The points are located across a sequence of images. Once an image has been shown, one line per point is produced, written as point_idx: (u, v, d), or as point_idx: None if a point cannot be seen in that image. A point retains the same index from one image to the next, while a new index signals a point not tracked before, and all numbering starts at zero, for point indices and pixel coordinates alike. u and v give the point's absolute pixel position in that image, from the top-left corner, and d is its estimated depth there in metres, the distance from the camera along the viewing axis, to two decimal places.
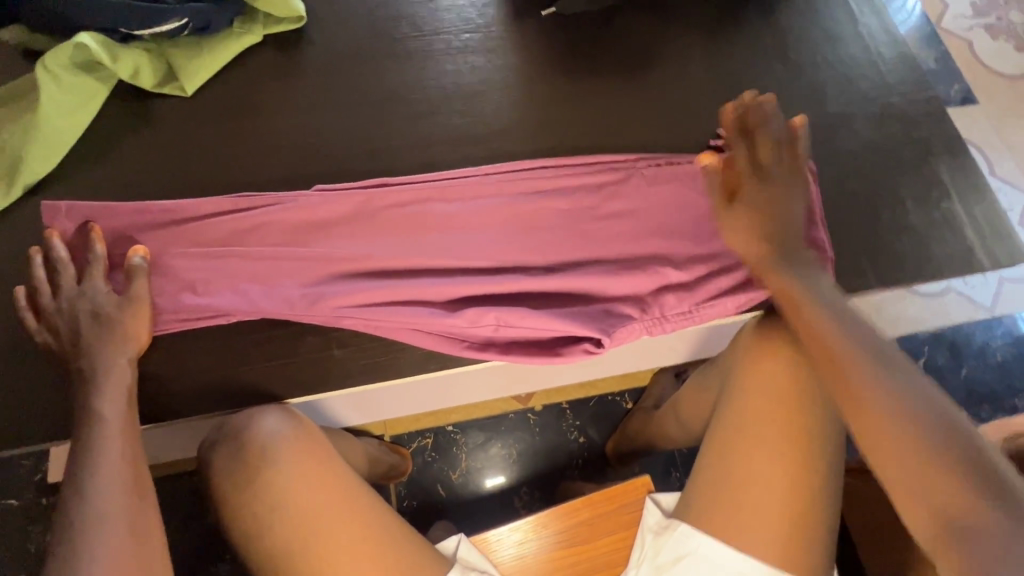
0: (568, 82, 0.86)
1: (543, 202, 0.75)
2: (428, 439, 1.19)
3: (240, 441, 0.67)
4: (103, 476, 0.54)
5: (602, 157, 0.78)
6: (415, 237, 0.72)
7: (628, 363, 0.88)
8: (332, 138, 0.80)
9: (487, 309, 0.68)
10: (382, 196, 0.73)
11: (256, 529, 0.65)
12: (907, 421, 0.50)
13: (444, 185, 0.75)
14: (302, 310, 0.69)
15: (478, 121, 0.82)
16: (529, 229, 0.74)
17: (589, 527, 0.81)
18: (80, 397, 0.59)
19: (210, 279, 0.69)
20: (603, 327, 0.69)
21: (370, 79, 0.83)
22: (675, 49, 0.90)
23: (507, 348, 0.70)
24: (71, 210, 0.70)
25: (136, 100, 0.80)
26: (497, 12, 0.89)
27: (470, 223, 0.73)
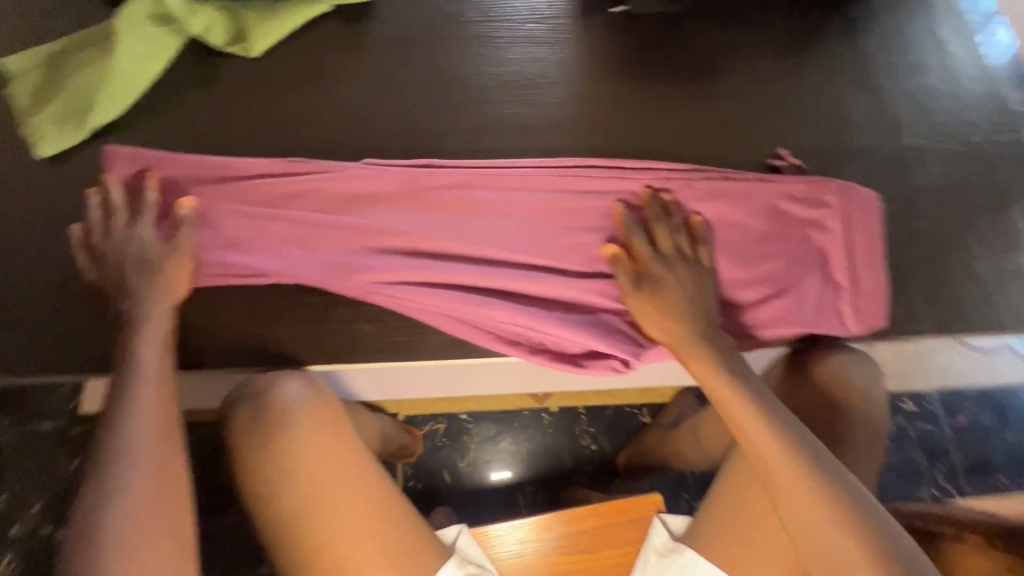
0: (629, 84, 0.84)
1: (589, 203, 0.72)
2: (440, 424, 1.19)
3: (262, 402, 0.68)
4: (137, 414, 0.56)
5: (657, 164, 0.75)
6: (456, 221, 0.72)
7: (653, 377, 0.87)
8: (386, 114, 0.80)
9: (518, 310, 0.68)
10: (428, 177, 0.73)
11: (266, 491, 0.66)
12: (844, 533, 0.52)
13: (491, 174, 0.73)
14: (337, 282, 0.69)
15: (534, 114, 0.81)
16: (572, 228, 0.72)
17: (592, 537, 0.80)
18: (121, 338, 0.61)
19: (253, 239, 0.70)
20: (634, 348, 0.69)
21: (430, 60, 0.83)
22: (746, 62, 0.86)
23: (534, 350, 0.70)
24: (130, 157, 0.72)
25: (203, 57, 0.82)
26: (565, 5, 0.87)
27: (512, 215, 0.72)
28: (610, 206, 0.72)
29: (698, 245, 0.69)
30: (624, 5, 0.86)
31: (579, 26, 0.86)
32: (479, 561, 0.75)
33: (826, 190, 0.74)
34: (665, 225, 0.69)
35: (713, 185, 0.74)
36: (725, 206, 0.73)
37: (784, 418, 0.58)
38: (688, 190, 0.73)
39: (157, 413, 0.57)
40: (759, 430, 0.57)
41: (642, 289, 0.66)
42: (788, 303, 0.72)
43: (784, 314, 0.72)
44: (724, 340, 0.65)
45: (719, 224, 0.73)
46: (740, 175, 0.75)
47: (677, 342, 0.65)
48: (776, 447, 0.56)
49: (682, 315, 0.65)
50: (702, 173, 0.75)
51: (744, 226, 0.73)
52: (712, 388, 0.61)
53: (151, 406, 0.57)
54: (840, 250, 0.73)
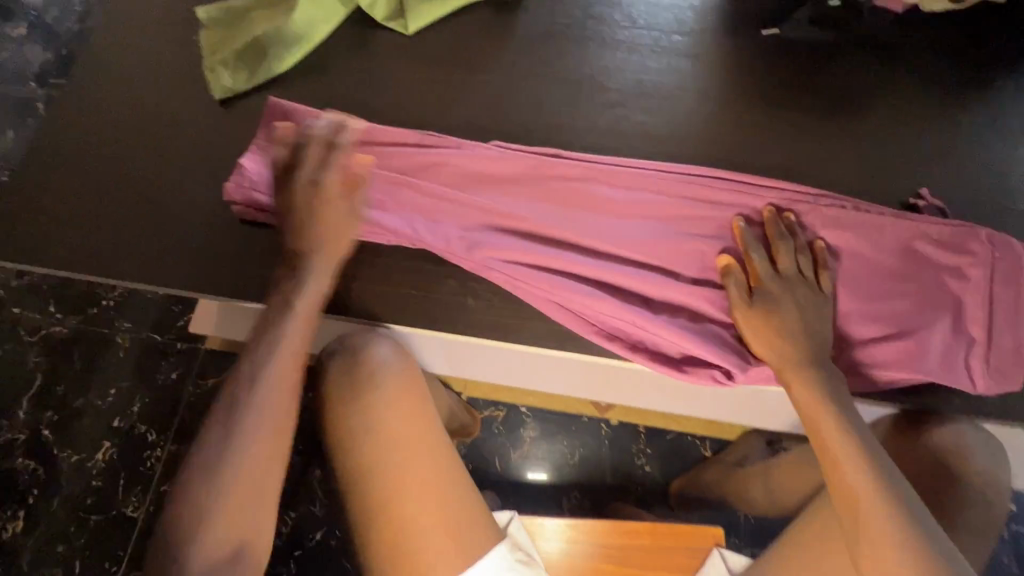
0: (768, 108, 0.81)
1: (712, 213, 0.72)
2: (500, 412, 1.20)
3: (353, 358, 0.72)
4: (266, 383, 0.61)
5: (782, 183, 0.73)
6: (574, 213, 0.73)
7: (737, 407, 0.84)
8: (521, 105, 0.83)
9: (627, 305, 0.69)
10: (553, 166, 0.75)
11: (344, 440, 0.70)
12: None
13: (617, 172, 0.74)
14: (457, 252, 0.73)
15: (665, 125, 0.81)
16: (689, 236, 0.71)
17: (645, 554, 0.79)
18: (293, 266, 0.67)
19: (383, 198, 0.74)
20: (740, 361, 0.67)
21: (571, 58, 0.85)
22: (900, 102, 0.81)
23: (636, 347, 0.70)
24: (286, 110, 0.80)
25: (363, 28, 0.88)
26: (714, 21, 0.86)
27: (630, 214, 0.73)
28: (730, 220, 0.71)
29: (820, 270, 0.67)
30: (777, 28, 0.84)
31: (725, 44, 0.85)
32: (528, 550, 0.75)
33: (973, 237, 0.69)
34: (789, 244, 0.67)
35: (841, 213, 0.71)
36: (854, 239, 0.70)
37: (889, 469, 0.58)
38: (816, 216, 0.71)
39: (282, 388, 0.62)
40: (860, 470, 0.57)
41: (754, 304, 0.65)
42: (910, 347, 0.67)
43: (902, 359, 0.68)
44: (832, 369, 0.64)
45: (843, 257, 0.70)
46: (869, 208, 0.71)
47: (786, 366, 0.63)
48: (866, 482, 0.57)
49: (792, 337, 0.64)
50: (830, 201, 0.72)
51: (873, 263, 0.70)
52: (816, 417, 0.61)
53: (280, 380, 0.62)
54: (976, 301, 0.68)
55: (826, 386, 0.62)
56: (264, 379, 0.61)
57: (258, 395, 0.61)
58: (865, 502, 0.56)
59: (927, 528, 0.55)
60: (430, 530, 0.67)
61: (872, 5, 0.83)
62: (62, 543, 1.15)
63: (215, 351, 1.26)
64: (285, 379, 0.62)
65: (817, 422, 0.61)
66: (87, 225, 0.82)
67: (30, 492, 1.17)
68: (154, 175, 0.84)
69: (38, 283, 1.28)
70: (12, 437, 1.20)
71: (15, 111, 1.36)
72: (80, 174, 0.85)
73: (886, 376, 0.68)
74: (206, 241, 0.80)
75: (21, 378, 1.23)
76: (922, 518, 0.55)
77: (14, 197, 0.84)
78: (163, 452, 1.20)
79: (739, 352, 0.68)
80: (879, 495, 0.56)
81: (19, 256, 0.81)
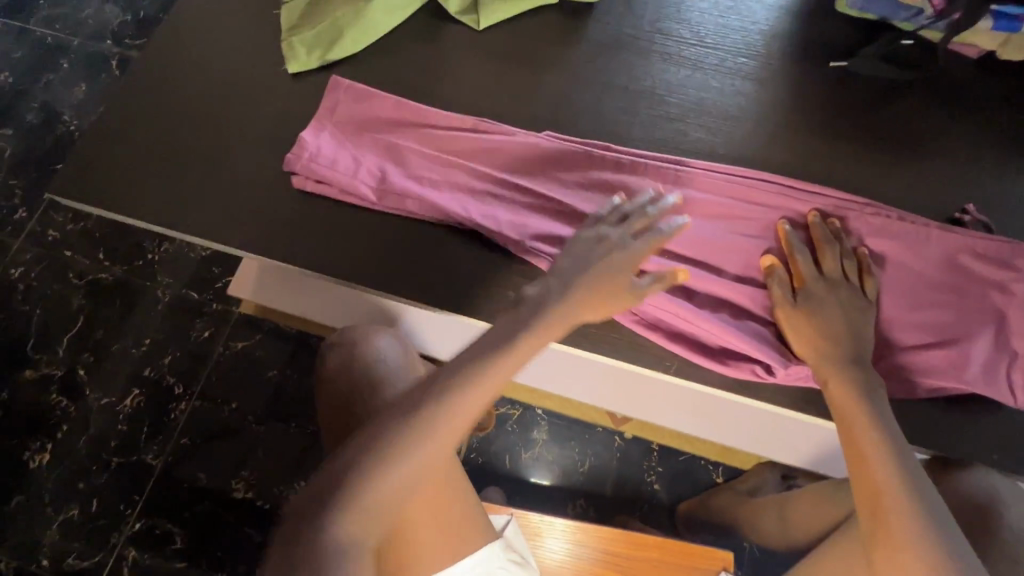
0: (826, 139, 0.81)
1: (759, 214, 0.71)
2: (516, 411, 1.20)
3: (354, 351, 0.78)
4: (432, 422, 0.57)
5: (827, 189, 0.72)
6: (620, 205, 0.73)
7: (760, 426, 0.84)
8: (579, 109, 0.84)
9: (671, 296, 0.68)
10: (600, 157, 0.76)
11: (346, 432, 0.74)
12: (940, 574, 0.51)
13: (667, 166, 0.74)
14: (505, 235, 0.74)
15: (721, 144, 0.81)
16: (734, 235, 0.71)
17: (651, 566, 0.79)
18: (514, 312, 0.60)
19: (439, 180, 0.77)
20: (780, 356, 0.67)
21: (634, 69, 0.86)
22: (965, 148, 0.79)
23: (675, 338, 0.70)
24: (349, 87, 0.83)
25: (435, 18, 0.90)
26: (782, 48, 0.86)
27: (676, 211, 0.72)
28: (775, 223, 0.70)
29: (865, 276, 0.67)
30: (845, 61, 0.84)
31: (791, 72, 0.85)
32: (523, 554, 0.76)
33: (1020, 256, 0.67)
34: (835, 248, 0.67)
35: (887, 223, 0.69)
36: (899, 249, 0.68)
37: (909, 457, 0.57)
38: (860, 224, 0.69)
39: (446, 436, 0.57)
40: (878, 451, 0.57)
41: (796, 305, 0.65)
42: (954, 357, 0.66)
43: (945, 368, 0.66)
44: (869, 375, 0.62)
45: (888, 266, 0.68)
46: (914, 218, 0.69)
47: (819, 363, 0.63)
48: (893, 480, 0.55)
49: (832, 339, 0.63)
50: (877, 210, 0.70)
51: (919, 277, 0.68)
52: (839, 402, 0.61)
53: (452, 429, 0.57)
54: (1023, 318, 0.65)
55: (862, 386, 0.61)
56: (435, 424, 0.57)
57: (420, 436, 0.56)
58: (886, 499, 0.55)
59: (959, 545, 0.52)
60: (435, 537, 0.67)
61: (946, 49, 0.82)
62: (83, 480, 1.19)
63: (247, 316, 1.29)
64: (453, 429, 0.57)
65: (848, 416, 0.60)
66: (153, 178, 0.86)
67: (60, 427, 1.22)
68: (221, 138, 0.88)
69: (91, 230, 1.33)
70: (50, 373, 1.25)
71: (91, 66, 1.43)
72: (152, 129, 0.89)
73: (930, 385, 0.66)
74: (263, 206, 0.83)
75: (65, 318, 1.28)
76: (950, 534, 0.53)
77: (91, 145, 0.89)
78: (187, 406, 1.24)
79: (778, 348, 0.68)
80: (903, 497, 0.54)
81: (90, 201, 0.86)
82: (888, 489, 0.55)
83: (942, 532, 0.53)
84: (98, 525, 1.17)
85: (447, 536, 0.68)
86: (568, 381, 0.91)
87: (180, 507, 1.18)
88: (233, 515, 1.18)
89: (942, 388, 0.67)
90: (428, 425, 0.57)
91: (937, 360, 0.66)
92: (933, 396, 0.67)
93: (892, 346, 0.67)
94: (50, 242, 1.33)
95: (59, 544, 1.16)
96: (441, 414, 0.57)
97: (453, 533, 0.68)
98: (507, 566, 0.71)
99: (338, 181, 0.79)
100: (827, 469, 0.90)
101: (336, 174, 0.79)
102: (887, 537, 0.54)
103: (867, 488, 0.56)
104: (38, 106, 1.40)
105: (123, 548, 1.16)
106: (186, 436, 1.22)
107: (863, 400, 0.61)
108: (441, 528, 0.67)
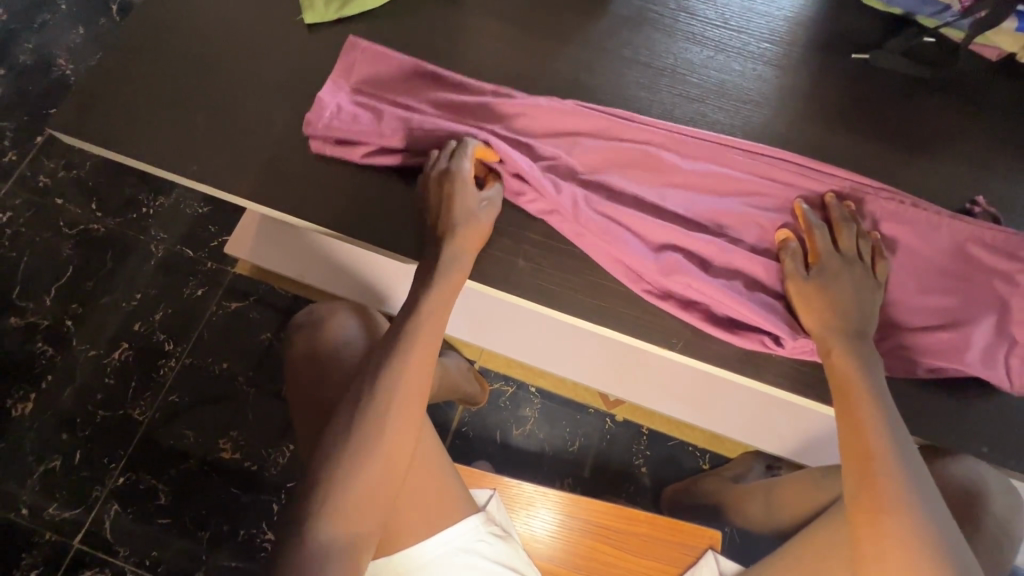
0: (842, 129, 0.81)
1: (776, 190, 0.73)
2: (509, 388, 1.20)
3: (317, 327, 0.81)
4: (388, 381, 0.62)
5: (845, 172, 0.74)
6: (642, 173, 0.74)
7: (751, 404, 0.85)
8: (601, 81, 0.83)
9: (682, 270, 0.69)
10: (623, 125, 0.76)
11: (315, 405, 0.75)
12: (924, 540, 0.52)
13: (690, 138, 0.75)
14: (523, 199, 0.74)
15: (739, 127, 0.81)
16: (752, 208, 0.72)
17: (642, 542, 0.79)
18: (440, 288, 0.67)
19: (465, 130, 0.74)
20: (792, 326, 0.67)
21: (658, 44, 0.85)
22: (976, 149, 0.80)
23: (687, 305, 0.71)
24: (363, 48, 0.81)
25: None
26: (805, 37, 0.86)
27: (696, 183, 0.73)
28: (793, 202, 0.72)
29: (878, 258, 0.68)
30: (867, 54, 0.84)
31: (813, 62, 0.85)
32: (505, 527, 0.74)
33: None
34: (853, 227, 0.68)
35: (899, 208, 0.71)
36: (909, 234, 0.70)
37: (898, 426, 0.58)
38: (873, 206, 0.71)
39: (398, 410, 0.61)
40: (869, 421, 0.58)
41: (809, 278, 0.66)
42: (955, 340, 0.67)
43: (947, 349, 0.67)
44: (870, 350, 0.63)
45: (897, 249, 0.70)
46: (927, 205, 0.71)
47: (827, 335, 0.64)
48: (887, 452, 0.56)
49: (843, 312, 0.64)
50: (891, 194, 0.72)
51: (925, 262, 0.70)
52: (839, 373, 0.62)
53: (401, 404, 0.62)
54: None
55: (865, 359, 0.62)
56: (385, 394, 0.61)
57: (375, 421, 0.60)
58: (877, 469, 0.55)
59: (937, 509, 0.54)
60: (409, 517, 0.67)
61: (967, 48, 0.82)
62: (66, 432, 1.18)
63: (242, 276, 1.27)
64: (408, 402, 0.62)
65: (848, 386, 0.61)
66: (159, 122, 0.84)
67: (44, 377, 1.20)
68: (231, 88, 0.85)
69: (85, 180, 1.29)
70: (36, 322, 1.22)
71: (90, 10, 1.38)
72: (160, 73, 0.86)
73: (931, 364, 0.67)
74: (272, 160, 0.81)
75: (54, 267, 1.25)
76: (936, 506, 0.54)
77: (95, 86, 0.86)
78: (176, 364, 1.22)
79: (789, 321, 0.68)
80: (889, 465, 0.55)
81: (92, 143, 0.83)
82: (878, 457, 0.56)
83: (924, 499, 0.54)
84: (80, 478, 1.15)
85: (420, 511, 0.67)
86: (561, 356, 0.94)
87: (167, 464, 1.17)
88: (219, 475, 1.17)
89: (942, 369, 0.68)
90: (381, 405, 0.61)
91: (940, 341, 0.67)
92: (932, 376, 0.68)
93: (895, 325, 0.68)
94: (40, 188, 1.29)
95: (39, 495, 1.14)
96: (390, 394, 0.61)
97: (424, 514, 0.67)
98: (487, 539, 0.70)
99: (361, 134, 0.77)
100: (810, 460, 0.93)
101: (357, 129, 0.77)
102: (872, 504, 0.54)
103: (855, 459, 0.57)
104: (31, 48, 1.35)
105: (104, 501, 1.14)
106: (174, 393, 1.21)
107: (863, 372, 0.61)
108: (413, 507, 0.67)
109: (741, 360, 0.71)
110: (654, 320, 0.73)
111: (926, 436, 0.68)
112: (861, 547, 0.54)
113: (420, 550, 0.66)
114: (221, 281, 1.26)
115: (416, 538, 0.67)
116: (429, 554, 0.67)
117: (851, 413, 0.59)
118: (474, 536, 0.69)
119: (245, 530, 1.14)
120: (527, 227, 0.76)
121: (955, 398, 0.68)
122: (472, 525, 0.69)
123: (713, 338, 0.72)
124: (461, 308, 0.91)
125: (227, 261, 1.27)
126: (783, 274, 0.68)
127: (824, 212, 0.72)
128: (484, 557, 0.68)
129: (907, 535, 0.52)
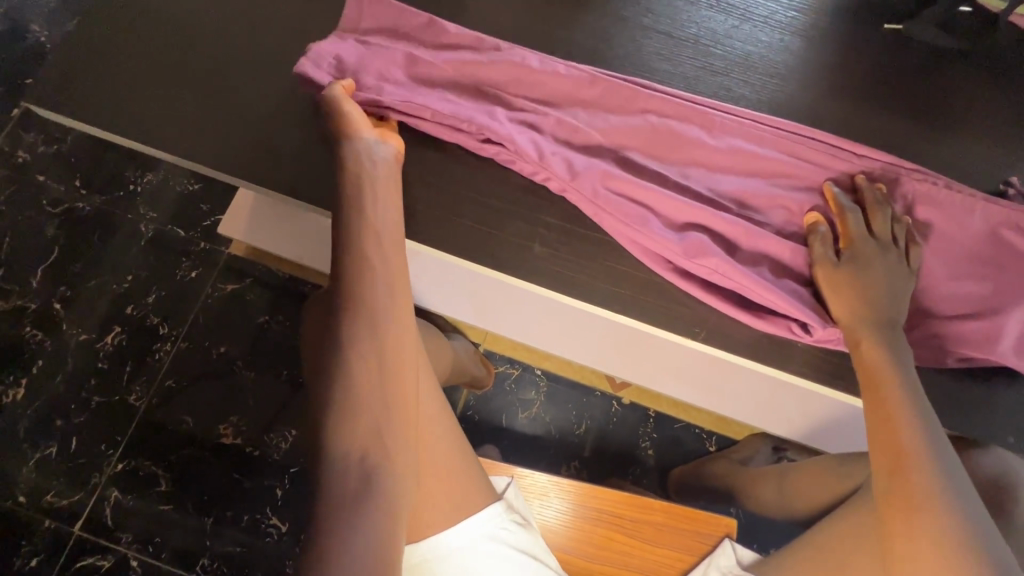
0: (871, 104, 0.77)
1: (806, 171, 0.69)
2: (515, 370, 1.18)
3: None
4: (379, 372, 0.57)
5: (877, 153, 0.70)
6: (664, 151, 0.70)
7: (762, 393, 0.83)
8: (619, 51, 0.78)
9: (711, 251, 0.65)
10: (646, 99, 0.71)
11: None
12: (959, 536, 0.50)
13: (715, 114, 0.71)
14: (537, 155, 0.68)
15: (765, 102, 0.77)
16: (781, 190, 0.69)
17: (660, 531, 0.78)
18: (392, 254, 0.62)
19: (470, 113, 0.69)
20: (818, 314, 0.65)
21: (679, 12, 0.80)
22: (1011, 124, 0.76)
23: (710, 291, 0.68)
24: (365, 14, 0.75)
25: None
26: (834, 5, 0.81)
27: (718, 161, 0.69)
28: (821, 184, 0.69)
29: (912, 243, 0.65)
30: (900, 24, 0.80)
31: (842, 34, 0.80)
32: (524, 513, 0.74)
33: None
34: (888, 212, 0.65)
35: (931, 190, 0.68)
36: (941, 215, 0.67)
37: (928, 416, 0.56)
38: (907, 184, 0.68)
39: (394, 398, 0.57)
40: (902, 412, 0.56)
41: (840, 265, 0.63)
42: (987, 329, 0.65)
43: (978, 339, 0.65)
44: (899, 339, 0.61)
45: (931, 234, 0.67)
46: (961, 187, 0.68)
47: (854, 323, 0.62)
48: (918, 442, 0.54)
49: (871, 299, 0.62)
50: (924, 176, 0.69)
51: (958, 246, 0.67)
52: (869, 364, 0.60)
53: (384, 395, 0.56)
54: None
55: (893, 347, 0.60)
56: (372, 389, 0.56)
57: (370, 414, 0.55)
58: (911, 464, 0.53)
59: (970, 500, 0.52)
60: (431, 503, 0.65)
61: (1006, 20, 0.78)
62: (61, 419, 1.14)
63: (237, 257, 1.23)
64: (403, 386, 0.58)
65: (878, 376, 0.59)
66: (143, 93, 0.78)
67: (34, 363, 1.16)
68: (223, 57, 0.80)
69: (67, 155, 1.23)
70: (23, 305, 1.17)
71: None
72: (142, 40, 0.80)
73: (961, 354, 0.66)
74: (268, 137, 0.77)
75: (39, 247, 1.19)
76: (969, 498, 0.52)
77: (72, 54, 0.80)
78: (172, 348, 1.18)
79: (816, 310, 0.65)
80: (923, 458, 0.53)
81: (70, 116, 0.77)
82: (908, 449, 0.54)
83: (958, 492, 0.52)
84: (76, 464, 1.13)
85: (449, 498, 0.66)
86: (569, 342, 0.91)
87: (166, 449, 1.14)
88: (218, 460, 1.15)
89: (972, 357, 0.66)
90: (386, 387, 0.57)
91: (972, 331, 0.65)
92: (960, 364, 0.66)
93: (924, 313, 0.66)
94: (20, 164, 1.22)
95: (36, 481, 1.12)
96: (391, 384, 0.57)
97: (452, 493, 0.66)
98: (510, 527, 0.68)
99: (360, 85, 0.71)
100: (821, 443, 0.91)
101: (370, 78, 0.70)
102: (903, 500, 0.52)
103: (886, 453, 0.55)
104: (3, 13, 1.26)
105: (104, 488, 1.12)
106: (170, 378, 1.17)
107: (891, 361, 0.59)
108: (442, 497, 0.65)
109: (766, 349, 0.70)
110: (675, 307, 0.70)
111: (950, 425, 0.67)
112: (893, 541, 0.53)
113: (448, 535, 0.65)
114: (215, 261, 1.22)
115: (448, 520, 0.65)
116: (455, 540, 0.65)
117: (880, 403, 0.57)
118: (499, 523, 0.68)
119: (249, 515, 1.12)
120: (543, 211, 0.72)
121: (980, 387, 0.68)
122: (495, 513, 0.68)
123: (735, 326, 0.70)
124: (463, 294, 0.87)
125: (221, 240, 1.22)
126: (811, 260, 0.66)
127: (855, 195, 0.68)
128: (507, 544, 0.67)
129: (942, 529, 0.50)
